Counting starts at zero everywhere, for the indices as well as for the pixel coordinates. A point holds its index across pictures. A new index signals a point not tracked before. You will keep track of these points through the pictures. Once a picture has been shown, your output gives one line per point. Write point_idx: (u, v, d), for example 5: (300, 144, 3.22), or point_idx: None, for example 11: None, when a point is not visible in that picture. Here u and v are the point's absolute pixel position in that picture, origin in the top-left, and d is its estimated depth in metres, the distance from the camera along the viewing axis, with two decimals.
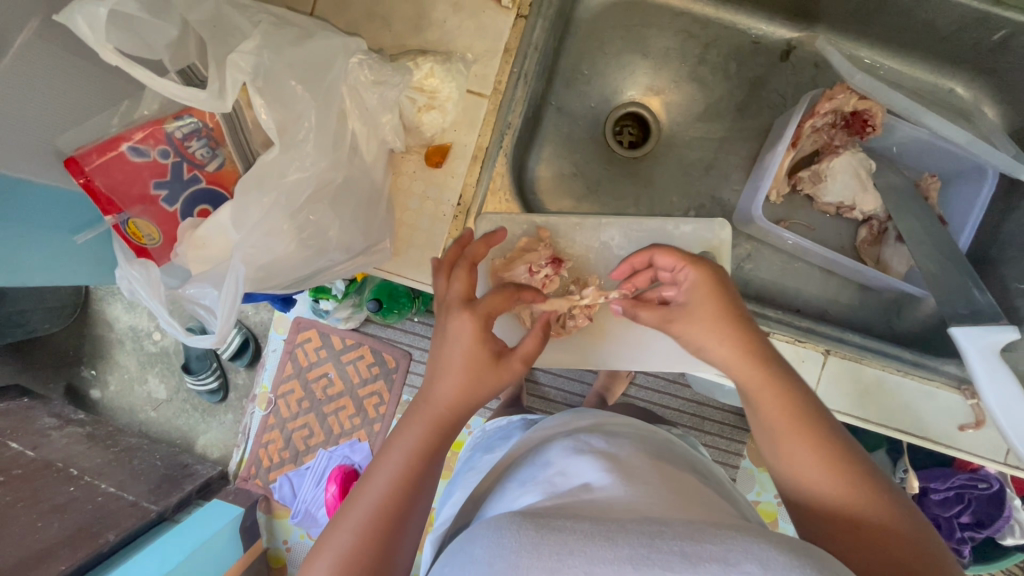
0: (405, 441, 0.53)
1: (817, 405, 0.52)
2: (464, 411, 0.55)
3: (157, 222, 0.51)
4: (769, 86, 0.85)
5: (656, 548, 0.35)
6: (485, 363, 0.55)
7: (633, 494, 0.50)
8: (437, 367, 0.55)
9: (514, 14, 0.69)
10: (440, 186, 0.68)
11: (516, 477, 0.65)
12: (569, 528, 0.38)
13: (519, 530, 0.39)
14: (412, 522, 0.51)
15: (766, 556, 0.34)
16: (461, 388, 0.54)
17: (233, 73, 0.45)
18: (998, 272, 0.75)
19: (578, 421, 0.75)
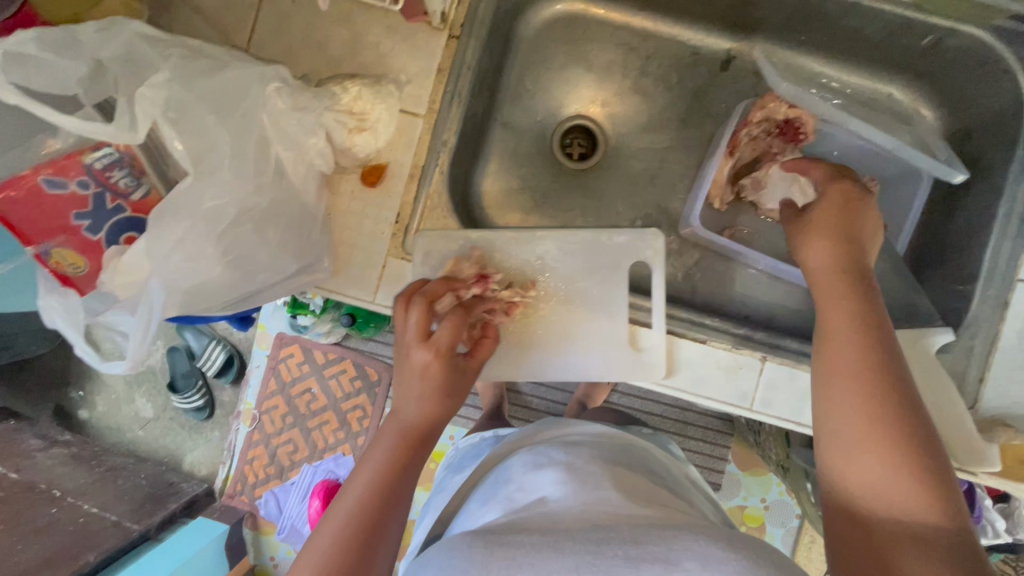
0: (376, 457, 0.57)
1: (901, 393, 0.51)
2: (433, 428, 0.59)
3: (79, 251, 0.52)
4: (710, 96, 0.86)
5: (602, 554, 0.41)
6: (452, 388, 0.60)
7: (591, 498, 0.53)
8: (404, 399, 0.58)
9: (446, 35, 0.70)
10: (378, 204, 0.69)
11: (479, 491, 0.66)
12: (519, 543, 0.44)
13: (472, 551, 0.44)
14: (388, 531, 0.54)
15: (704, 552, 0.41)
16: (429, 411, 0.58)
17: (142, 106, 0.47)
18: (939, 273, 0.76)
19: (547, 430, 0.75)
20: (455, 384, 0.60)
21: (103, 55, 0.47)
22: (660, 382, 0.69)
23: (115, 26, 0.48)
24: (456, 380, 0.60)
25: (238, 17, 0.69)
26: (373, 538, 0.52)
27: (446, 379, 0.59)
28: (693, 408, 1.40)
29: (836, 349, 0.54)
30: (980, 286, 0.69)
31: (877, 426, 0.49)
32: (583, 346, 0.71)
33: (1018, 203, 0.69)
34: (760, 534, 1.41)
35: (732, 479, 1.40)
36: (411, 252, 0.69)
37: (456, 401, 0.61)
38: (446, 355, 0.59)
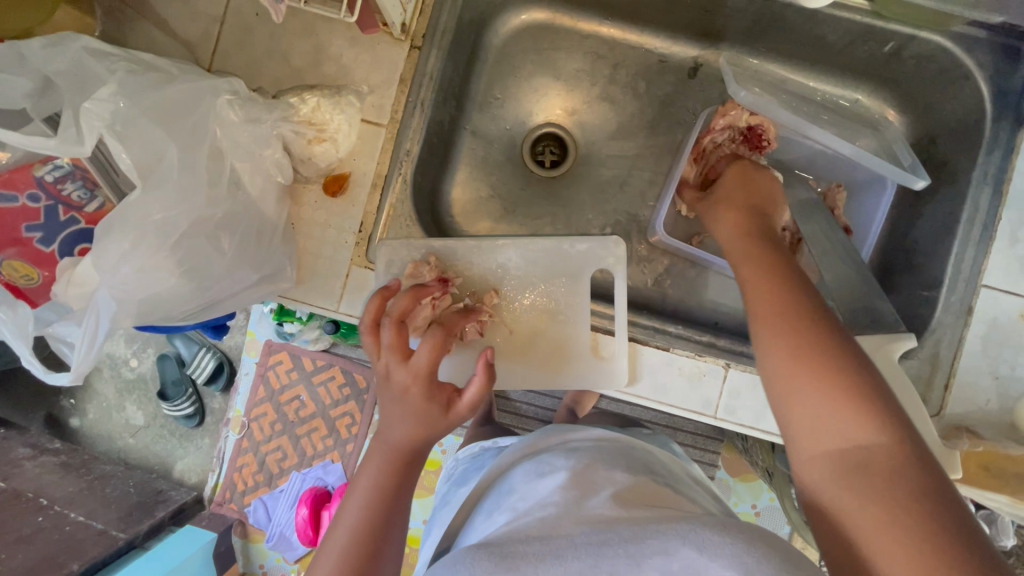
0: (364, 480, 0.56)
1: (824, 325, 0.50)
2: (425, 447, 0.57)
3: (32, 262, 0.53)
4: (678, 103, 0.87)
5: (603, 558, 0.43)
6: (435, 408, 0.56)
7: (584, 503, 0.53)
8: (390, 421, 0.56)
9: (407, 45, 0.71)
10: (341, 214, 0.69)
11: (483, 501, 0.66)
12: (522, 553, 0.45)
13: (476, 563, 0.45)
14: (387, 551, 0.54)
15: (699, 536, 0.41)
16: (413, 434, 0.55)
17: (88, 120, 0.47)
18: (907, 279, 0.75)
19: (559, 434, 0.73)
20: (435, 407, 0.56)
21: (50, 69, 0.48)
22: (624, 391, 0.69)
23: (63, 41, 0.49)
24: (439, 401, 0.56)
25: (202, 30, 0.69)
26: (371, 555, 0.53)
27: (426, 399, 0.56)
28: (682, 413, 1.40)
29: (767, 301, 0.52)
30: (944, 292, 0.69)
31: (808, 365, 0.47)
32: (548, 355, 0.71)
33: (980, 208, 0.69)
34: None
35: (722, 485, 1.40)
36: (374, 261, 0.69)
37: (444, 420, 0.56)
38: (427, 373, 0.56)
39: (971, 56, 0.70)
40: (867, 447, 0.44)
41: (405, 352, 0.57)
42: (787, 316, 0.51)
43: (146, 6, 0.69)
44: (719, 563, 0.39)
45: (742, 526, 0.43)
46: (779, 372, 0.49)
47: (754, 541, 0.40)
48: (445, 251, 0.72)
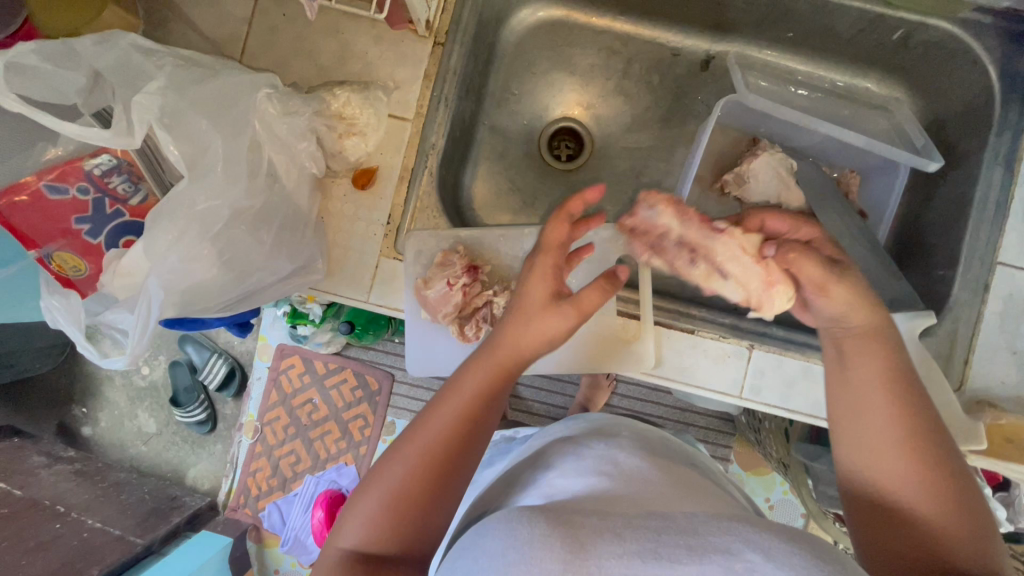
0: (467, 387, 0.53)
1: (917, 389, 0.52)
2: (526, 362, 0.56)
3: (81, 254, 0.54)
4: (691, 95, 0.89)
5: (664, 542, 0.37)
6: (557, 320, 0.55)
7: (639, 494, 0.50)
8: (511, 321, 0.56)
9: (431, 42, 0.73)
10: (370, 206, 0.71)
11: (521, 480, 0.64)
12: (580, 522, 0.40)
13: (533, 522, 0.39)
14: (460, 472, 0.51)
15: (768, 543, 0.36)
16: (527, 330, 0.54)
17: (139, 113, 0.49)
18: (922, 260, 0.77)
19: (600, 423, 0.74)
20: (563, 316, 0.55)
21: (100, 65, 0.50)
22: (648, 374, 0.71)
23: (112, 39, 0.51)
24: (564, 314, 0.55)
25: (230, 30, 0.71)
26: (445, 470, 0.50)
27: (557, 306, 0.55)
28: (693, 408, 1.40)
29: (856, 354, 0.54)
30: (960, 271, 0.71)
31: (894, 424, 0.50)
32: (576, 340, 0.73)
33: (992, 187, 0.71)
34: None
35: (735, 479, 1.40)
36: (403, 252, 0.70)
37: (557, 337, 0.56)
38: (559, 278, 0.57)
39: (979, 41, 0.72)
40: (919, 508, 0.47)
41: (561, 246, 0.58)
42: (886, 382, 0.52)
43: (176, 8, 0.70)
44: (788, 570, 0.34)
45: (800, 537, 0.39)
46: (872, 422, 0.51)
47: (828, 557, 0.35)
48: (472, 240, 0.74)
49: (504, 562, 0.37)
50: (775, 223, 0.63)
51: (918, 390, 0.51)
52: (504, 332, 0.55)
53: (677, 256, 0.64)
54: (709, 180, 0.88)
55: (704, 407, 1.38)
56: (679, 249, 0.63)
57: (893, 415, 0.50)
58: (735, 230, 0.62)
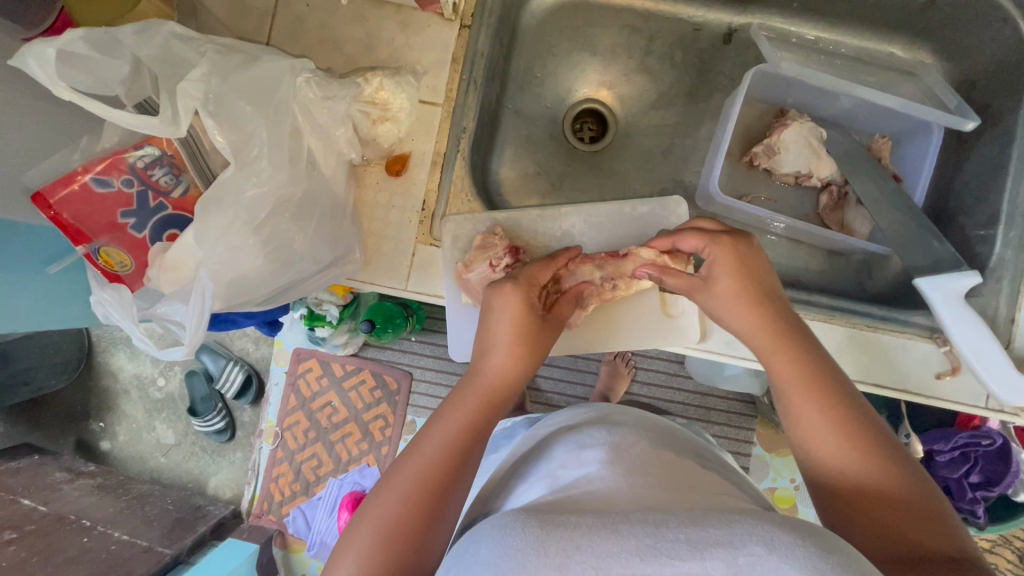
0: (443, 427, 0.56)
1: (821, 359, 0.55)
2: (510, 391, 0.60)
3: (126, 249, 0.54)
4: (715, 69, 0.88)
5: (662, 537, 0.36)
6: (536, 347, 0.62)
7: (630, 487, 0.50)
8: (491, 355, 0.60)
9: (457, 25, 0.72)
10: (404, 193, 0.70)
11: (522, 473, 0.64)
12: (574, 523, 0.39)
13: (527, 529, 0.39)
14: (455, 493, 0.53)
15: (772, 534, 0.34)
16: (510, 358, 0.60)
17: (184, 100, 0.49)
18: (959, 222, 0.77)
19: (609, 410, 0.74)
20: (545, 337, 0.63)
21: (142, 53, 0.49)
22: (690, 349, 0.70)
23: (151, 27, 0.49)
24: (543, 340, 0.62)
25: (256, 21, 0.70)
26: (438, 494, 0.52)
27: (541, 338, 0.62)
28: (714, 392, 1.39)
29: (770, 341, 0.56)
30: (1002, 229, 0.71)
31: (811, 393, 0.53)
32: (615, 317, 0.73)
33: None
34: (793, 514, 1.37)
35: (759, 462, 1.37)
36: (441, 237, 0.70)
37: (536, 361, 0.62)
38: (533, 312, 0.62)
39: None
40: (844, 472, 0.49)
41: (531, 286, 0.63)
42: (807, 381, 0.54)
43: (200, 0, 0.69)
44: (794, 563, 0.33)
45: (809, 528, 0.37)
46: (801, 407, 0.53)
47: (829, 545, 0.34)
48: (507, 223, 0.73)
49: (495, 570, 0.37)
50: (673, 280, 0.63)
51: (829, 370, 0.54)
52: (488, 368, 0.60)
53: (605, 289, 0.70)
54: (738, 153, 0.87)
55: (726, 390, 1.37)
56: (603, 283, 0.70)
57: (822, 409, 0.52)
58: (636, 250, 0.68)
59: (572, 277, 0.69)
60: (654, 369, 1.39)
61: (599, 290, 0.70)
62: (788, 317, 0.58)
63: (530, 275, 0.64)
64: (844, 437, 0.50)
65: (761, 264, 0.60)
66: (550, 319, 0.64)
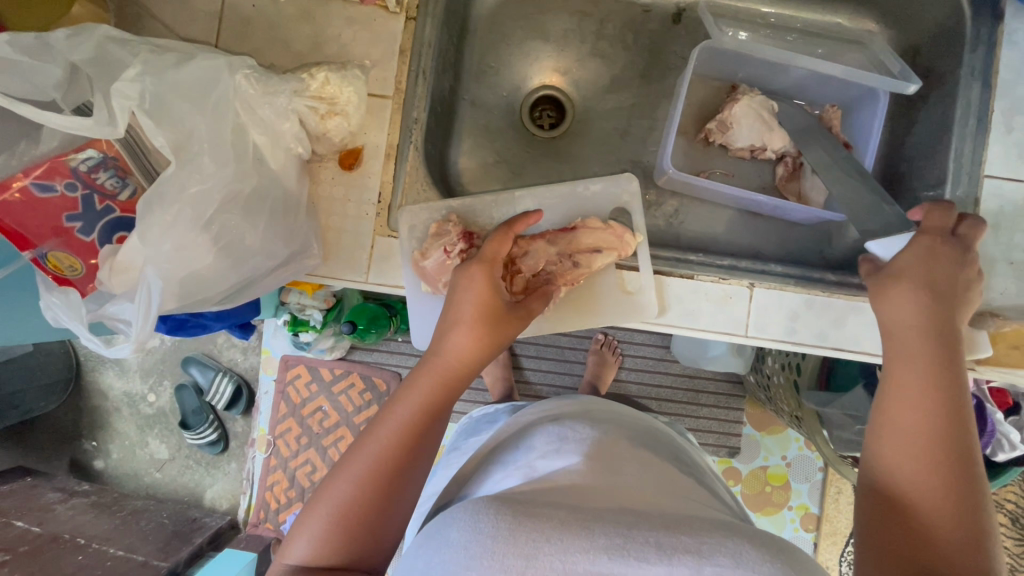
0: (399, 412, 0.56)
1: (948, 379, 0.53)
2: (466, 374, 0.59)
3: (76, 252, 0.55)
4: (667, 49, 0.89)
5: (632, 539, 0.37)
6: (502, 332, 0.61)
7: (609, 483, 0.49)
8: (450, 336, 0.60)
9: (402, 17, 0.72)
10: (359, 187, 0.70)
11: (497, 458, 0.63)
12: (547, 516, 0.39)
13: (500, 516, 0.39)
14: (409, 485, 0.54)
15: (740, 550, 0.36)
16: (470, 339, 0.59)
17: (120, 100, 0.50)
18: (911, 185, 0.78)
19: (586, 402, 0.72)
20: (509, 326, 0.62)
21: (75, 58, 0.51)
22: (647, 323, 0.71)
23: (84, 31, 0.52)
24: (507, 327, 0.62)
25: (202, 25, 0.71)
26: (394, 484, 0.53)
27: (502, 326, 0.61)
28: (701, 374, 1.38)
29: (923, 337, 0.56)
30: (950, 188, 0.72)
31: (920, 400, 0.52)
32: (577, 298, 0.75)
33: (972, 102, 0.72)
34: (787, 491, 1.38)
35: (750, 441, 1.38)
36: (397, 228, 0.70)
37: (497, 347, 0.61)
38: (499, 293, 0.63)
39: None
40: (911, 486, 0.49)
41: (495, 263, 0.64)
42: (927, 395, 0.52)
43: (147, 6, 0.70)
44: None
45: (774, 542, 0.38)
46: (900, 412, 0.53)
47: (791, 560, 0.35)
48: (462, 210, 0.74)
49: (465, 556, 0.37)
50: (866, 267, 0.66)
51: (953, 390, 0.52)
52: (448, 346, 0.59)
53: (564, 267, 0.71)
54: (694, 131, 0.88)
55: (712, 371, 1.36)
56: (561, 259, 0.71)
57: (922, 422, 0.51)
58: (586, 223, 0.72)
59: (528, 258, 0.70)
60: (641, 355, 1.37)
61: (562, 270, 0.71)
62: (949, 335, 0.56)
63: (493, 249, 0.64)
64: (928, 453, 0.50)
65: (953, 271, 0.59)
66: (515, 306, 0.64)
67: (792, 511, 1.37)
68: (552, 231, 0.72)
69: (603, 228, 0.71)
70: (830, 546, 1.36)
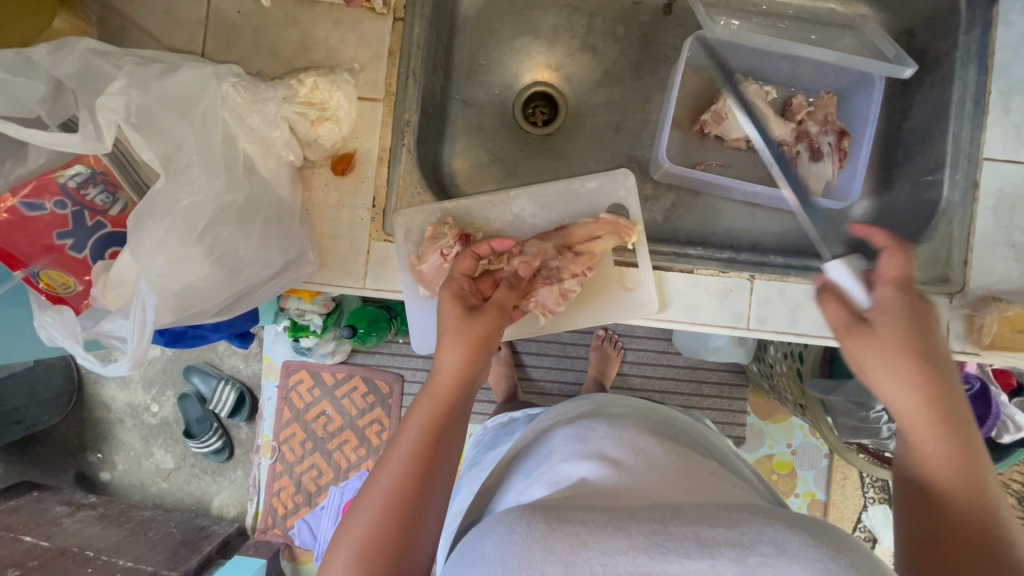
0: (407, 438, 0.55)
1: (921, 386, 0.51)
2: (464, 388, 0.58)
3: (68, 271, 0.55)
4: (659, 41, 0.88)
5: (670, 535, 0.37)
6: (479, 335, 0.59)
7: (630, 478, 0.49)
8: (439, 352, 0.59)
9: (390, 19, 0.71)
10: (353, 192, 0.69)
11: (521, 464, 0.62)
12: (582, 518, 0.39)
13: (534, 522, 0.39)
14: (430, 506, 0.53)
15: (782, 536, 0.35)
16: (449, 352, 0.58)
17: (106, 114, 0.49)
18: (908, 170, 0.78)
19: (599, 399, 0.71)
20: (476, 321, 0.60)
21: (59, 72, 0.51)
22: (648, 318, 0.71)
23: (67, 45, 0.51)
24: (483, 326, 0.60)
25: (187, 33, 0.70)
26: (414, 508, 0.52)
27: (472, 324, 0.60)
28: (704, 365, 1.37)
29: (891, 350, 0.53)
30: (949, 172, 0.71)
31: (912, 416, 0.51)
32: (578, 297, 0.74)
33: (968, 85, 0.71)
34: (793, 478, 1.38)
35: (754, 430, 1.38)
36: (393, 232, 0.69)
37: (486, 352, 0.60)
38: (462, 300, 0.62)
39: None
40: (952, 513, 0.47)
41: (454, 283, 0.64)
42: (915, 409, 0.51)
43: (131, 15, 0.69)
44: (803, 565, 0.33)
45: (815, 526, 0.38)
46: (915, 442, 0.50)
47: (839, 546, 0.35)
48: (458, 212, 0.73)
49: (503, 567, 0.37)
50: (833, 311, 0.58)
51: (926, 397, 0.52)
52: (438, 364, 0.58)
53: (567, 262, 0.70)
54: (688, 123, 0.87)
55: (715, 362, 1.36)
56: (558, 254, 0.70)
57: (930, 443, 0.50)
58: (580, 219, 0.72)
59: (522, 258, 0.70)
60: (643, 348, 1.37)
61: (562, 266, 0.70)
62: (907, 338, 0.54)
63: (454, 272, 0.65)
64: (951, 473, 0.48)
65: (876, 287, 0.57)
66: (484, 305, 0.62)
67: (799, 498, 1.37)
68: (542, 233, 0.72)
69: (598, 223, 0.70)
70: None
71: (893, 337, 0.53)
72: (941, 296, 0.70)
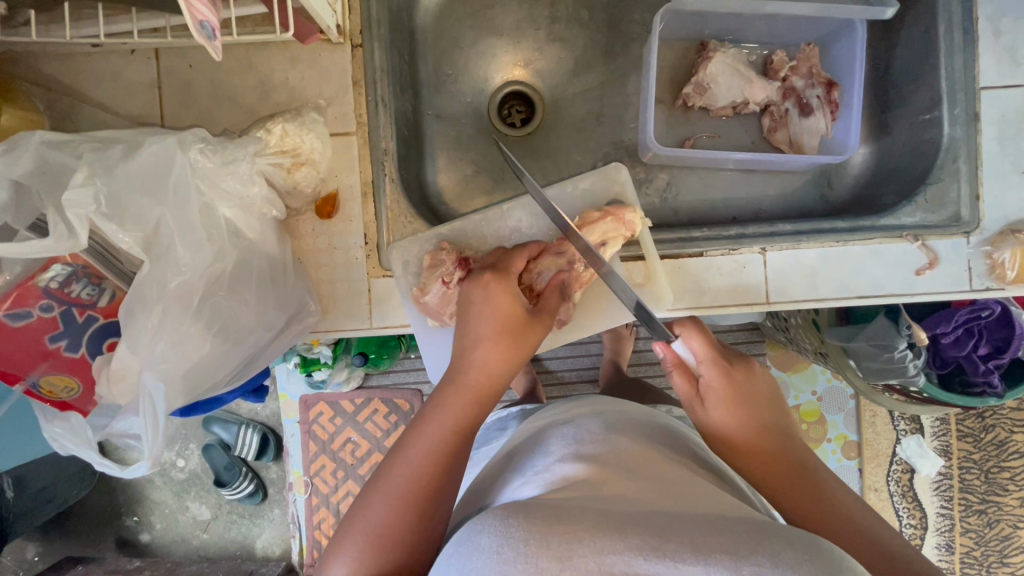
0: (430, 432, 0.53)
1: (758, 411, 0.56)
2: (497, 387, 0.57)
3: (67, 371, 0.56)
4: (627, 19, 0.85)
5: (666, 539, 0.35)
6: (524, 341, 0.59)
7: (616, 480, 0.46)
8: (480, 347, 0.57)
9: (348, 47, 0.68)
10: (342, 233, 0.66)
11: (516, 464, 0.59)
12: (577, 515, 0.37)
13: (529, 521, 0.37)
14: (445, 498, 0.51)
15: (777, 549, 0.34)
16: (498, 355, 0.57)
17: (74, 210, 0.49)
18: (905, 111, 0.76)
19: (592, 403, 0.68)
20: (534, 333, 0.60)
21: (17, 174, 0.51)
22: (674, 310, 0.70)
23: (20, 142, 0.51)
24: (530, 334, 0.59)
25: (142, 99, 0.67)
26: (430, 502, 0.50)
27: (529, 334, 0.59)
28: (716, 329, 1.25)
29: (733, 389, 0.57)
30: (947, 108, 0.70)
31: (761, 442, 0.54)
32: (587, 297, 0.73)
33: (954, 16, 0.69)
34: (823, 427, 1.28)
35: (778, 384, 1.27)
36: (391, 266, 0.66)
37: (525, 354, 0.59)
38: (519, 303, 0.60)
39: None
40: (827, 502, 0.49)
41: (511, 275, 0.62)
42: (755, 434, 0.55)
43: (82, 93, 0.66)
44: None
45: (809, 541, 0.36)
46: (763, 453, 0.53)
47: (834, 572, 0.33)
48: (452, 233, 0.71)
49: (496, 561, 0.35)
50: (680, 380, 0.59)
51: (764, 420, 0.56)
52: (477, 362, 0.56)
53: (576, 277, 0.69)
54: (670, 99, 0.84)
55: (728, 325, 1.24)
56: (570, 266, 0.68)
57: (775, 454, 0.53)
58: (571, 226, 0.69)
59: (542, 275, 0.68)
60: None
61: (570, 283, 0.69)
62: (745, 384, 0.57)
63: (506, 265, 0.63)
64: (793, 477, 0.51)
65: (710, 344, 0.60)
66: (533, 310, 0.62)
67: (832, 443, 1.28)
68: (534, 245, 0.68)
69: (590, 219, 0.68)
70: (875, 469, 1.28)
71: (728, 415, 0.56)
72: (957, 237, 0.68)
